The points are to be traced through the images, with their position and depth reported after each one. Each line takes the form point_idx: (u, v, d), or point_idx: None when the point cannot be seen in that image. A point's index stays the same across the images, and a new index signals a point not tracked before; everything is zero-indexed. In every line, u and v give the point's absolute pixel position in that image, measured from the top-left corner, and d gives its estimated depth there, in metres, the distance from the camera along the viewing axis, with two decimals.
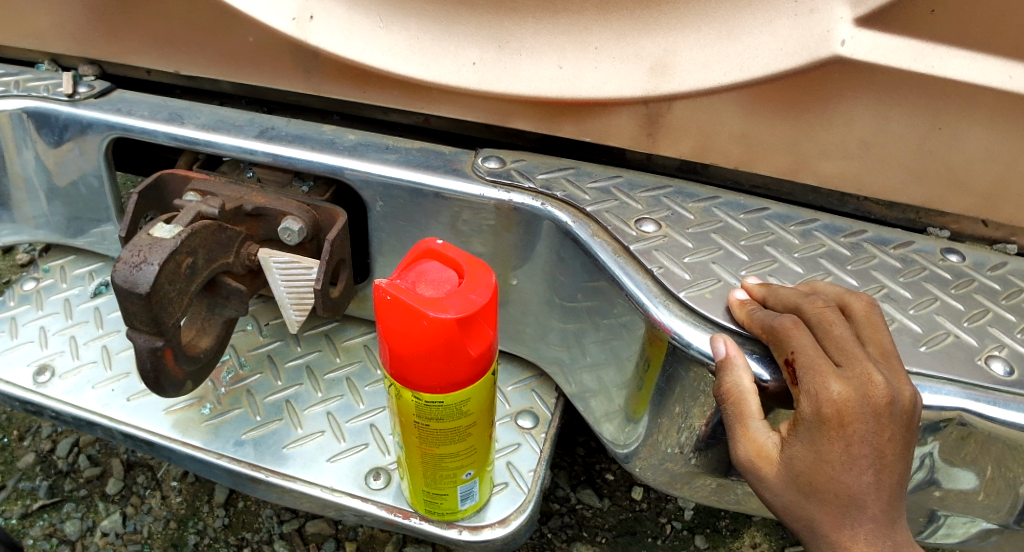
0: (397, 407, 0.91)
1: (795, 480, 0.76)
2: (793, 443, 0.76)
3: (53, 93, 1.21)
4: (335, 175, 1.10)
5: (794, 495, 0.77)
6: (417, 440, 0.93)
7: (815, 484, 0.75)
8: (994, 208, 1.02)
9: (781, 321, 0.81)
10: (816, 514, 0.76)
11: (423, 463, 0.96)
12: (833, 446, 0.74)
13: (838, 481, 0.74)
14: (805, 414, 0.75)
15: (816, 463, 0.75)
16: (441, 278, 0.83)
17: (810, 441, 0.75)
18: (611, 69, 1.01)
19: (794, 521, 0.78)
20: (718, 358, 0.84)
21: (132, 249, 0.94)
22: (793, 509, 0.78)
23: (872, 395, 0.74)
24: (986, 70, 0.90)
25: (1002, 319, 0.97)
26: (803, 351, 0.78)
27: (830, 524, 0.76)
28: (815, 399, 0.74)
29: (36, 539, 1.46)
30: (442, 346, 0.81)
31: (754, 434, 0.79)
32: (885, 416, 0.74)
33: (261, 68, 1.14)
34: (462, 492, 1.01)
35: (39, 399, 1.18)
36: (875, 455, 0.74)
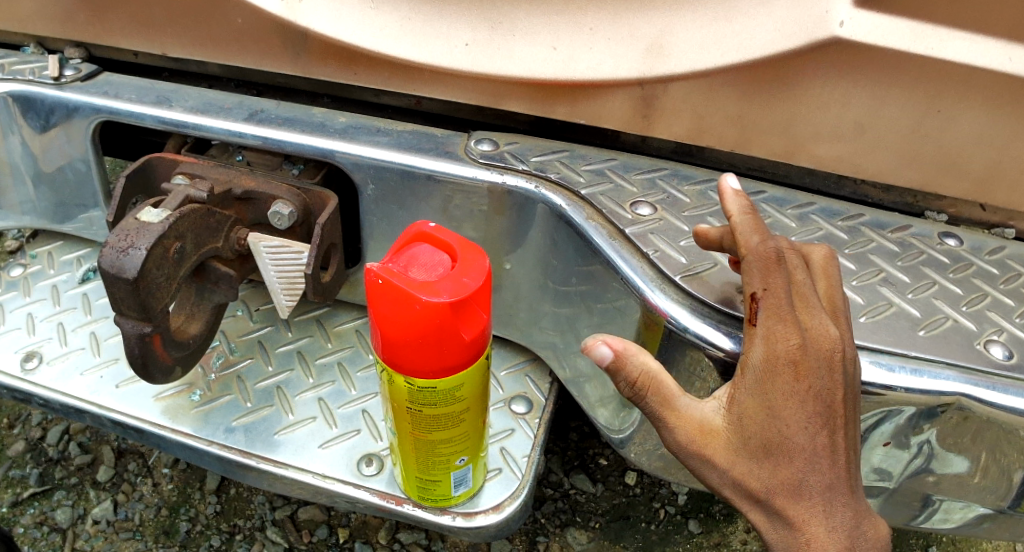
0: (388, 391, 0.90)
1: (744, 445, 0.76)
2: (739, 406, 0.76)
3: (38, 77, 1.19)
4: (326, 158, 1.09)
5: (744, 462, 0.76)
6: (411, 426, 0.92)
7: (767, 447, 0.75)
8: (988, 192, 1.01)
9: (765, 252, 0.78)
10: (769, 482, 0.76)
11: (416, 450, 0.96)
12: (787, 402, 0.74)
13: (792, 441, 0.74)
14: (753, 371, 0.75)
15: (767, 424, 0.74)
16: (431, 262, 0.81)
17: (762, 398, 0.75)
18: (606, 49, 0.99)
19: (744, 495, 0.77)
20: (601, 363, 0.78)
21: (119, 233, 0.93)
22: (744, 480, 0.77)
23: (824, 346, 0.75)
24: (985, 51, 0.88)
25: (1001, 303, 0.96)
26: (772, 292, 0.76)
27: (785, 492, 0.76)
28: (771, 348, 0.74)
29: (27, 528, 1.45)
30: (436, 331, 0.80)
31: (688, 410, 0.78)
32: (836, 369, 0.75)
33: (248, 49, 1.12)
34: (455, 479, 1.00)
35: (27, 386, 1.16)
36: (827, 412, 0.75)
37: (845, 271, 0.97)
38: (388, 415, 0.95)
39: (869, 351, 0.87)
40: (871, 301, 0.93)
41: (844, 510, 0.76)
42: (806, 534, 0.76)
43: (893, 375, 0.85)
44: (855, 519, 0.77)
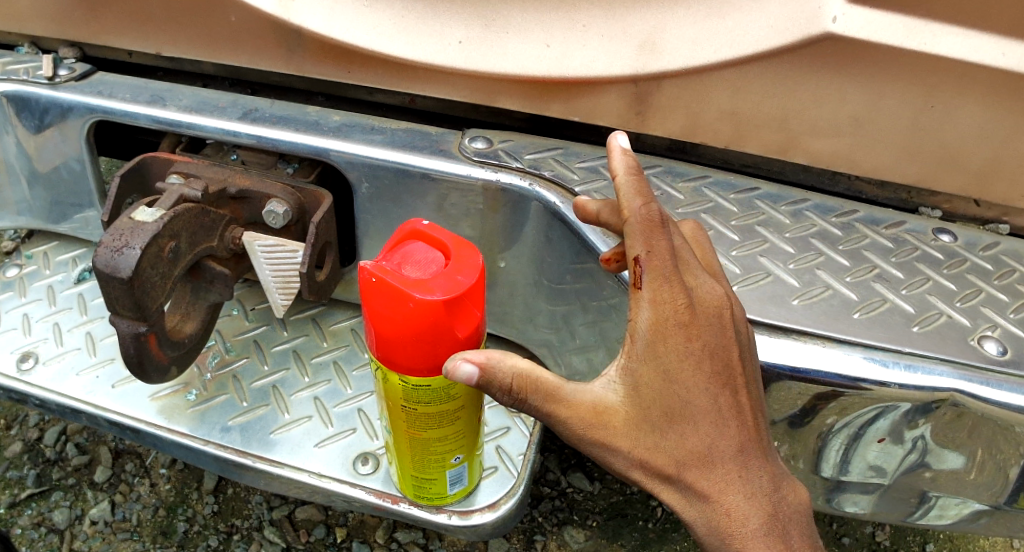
0: (382, 388, 0.90)
1: (647, 419, 0.74)
2: (634, 377, 0.75)
3: (33, 77, 1.19)
4: (321, 156, 1.09)
5: (650, 437, 0.74)
6: (406, 424, 0.92)
7: (671, 416, 0.74)
8: (985, 187, 1.01)
9: (646, 214, 0.76)
10: (679, 454, 0.75)
11: (411, 449, 0.96)
12: (682, 364, 0.74)
13: (693, 403, 0.74)
14: (640, 337, 0.75)
15: (666, 387, 0.74)
16: (425, 260, 0.81)
17: (658, 362, 0.74)
18: (599, 46, 0.99)
19: (654, 474, 0.75)
20: (471, 381, 0.75)
21: (114, 232, 0.93)
22: (654, 458, 0.75)
23: (711, 303, 0.78)
24: (979, 46, 0.88)
25: (995, 299, 0.96)
26: (655, 256, 0.75)
27: (696, 463, 0.75)
28: (659, 309, 0.75)
29: (25, 529, 1.45)
30: (430, 330, 0.79)
31: (575, 394, 0.75)
32: (726, 324, 0.78)
33: (242, 47, 1.12)
34: (451, 478, 1.00)
35: (23, 386, 1.16)
36: (724, 370, 0.77)
37: (839, 267, 0.97)
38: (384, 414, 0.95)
39: (862, 347, 0.87)
40: (864, 297, 0.93)
41: (760, 471, 0.77)
42: (726, 505, 0.75)
43: (887, 371, 0.85)
44: (773, 482, 0.77)
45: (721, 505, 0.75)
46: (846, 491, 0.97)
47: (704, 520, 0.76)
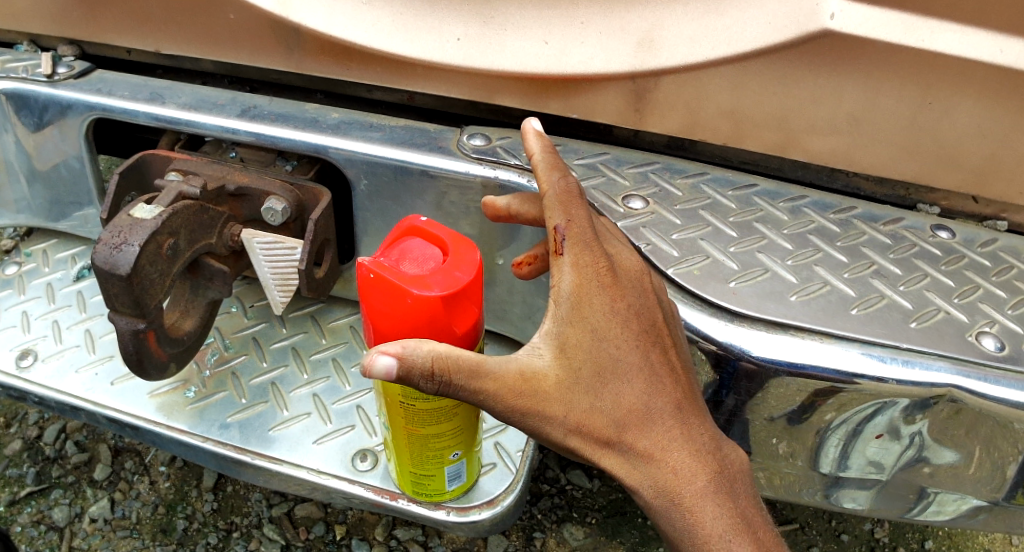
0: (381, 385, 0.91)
1: (582, 381, 0.78)
2: (562, 341, 0.79)
3: (32, 74, 1.18)
4: (319, 154, 1.09)
5: (586, 399, 0.78)
6: (404, 421, 0.93)
7: (605, 375, 0.79)
8: (984, 184, 1.01)
9: (564, 187, 0.86)
10: (616, 414, 0.79)
11: (409, 447, 0.96)
12: (609, 323, 0.80)
13: (623, 359, 0.80)
14: (565, 301, 0.81)
15: (595, 346, 0.79)
16: (423, 257, 0.82)
17: (585, 321, 0.80)
18: (598, 43, 1.00)
19: (593, 438, 0.79)
20: (393, 375, 0.71)
21: (112, 229, 0.93)
22: (592, 420, 0.78)
23: (632, 271, 0.86)
24: (977, 43, 0.88)
25: (993, 295, 0.96)
26: (574, 223, 0.84)
27: (635, 421, 0.79)
28: (581, 272, 0.82)
29: (24, 526, 1.45)
30: (429, 326, 0.79)
31: (500, 369, 0.75)
32: (648, 290, 0.86)
33: (241, 45, 1.12)
34: (449, 475, 1.00)
35: (22, 384, 1.16)
36: (650, 330, 0.83)
37: (837, 264, 0.97)
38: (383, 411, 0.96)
39: (860, 343, 0.87)
40: (862, 294, 0.94)
41: (701, 430, 0.82)
42: (669, 462, 0.79)
43: (885, 367, 0.85)
44: (712, 440, 0.82)
45: (664, 463, 0.79)
46: (844, 488, 0.97)
47: (649, 480, 0.80)
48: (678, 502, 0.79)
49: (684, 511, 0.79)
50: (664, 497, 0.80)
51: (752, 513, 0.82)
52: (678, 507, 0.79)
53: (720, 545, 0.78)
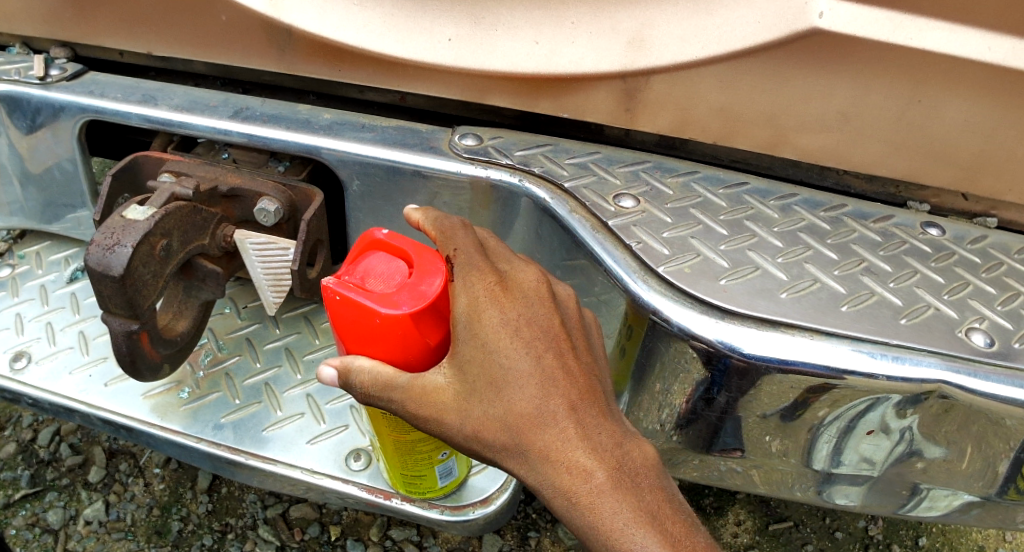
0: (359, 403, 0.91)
1: (472, 391, 0.80)
2: (454, 355, 0.81)
3: (24, 76, 1.18)
4: (312, 155, 1.09)
5: (478, 408, 0.80)
6: (389, 429, 0.94)
7: (493, 382, 0.79)
8: (974, 180, 1.01)
9: (450, 221, 0.87)
10: (507, 418, 0.79)
11: (398, 452, 0.97)
12: (497, 333, 0.79)
13: (513, 369, 0.78)
14: (459, 320, 0.80)
15: (487, 358, 0.79)
16: (387, 273, 0.85)
17: (473, 337, 0.80)
18: (588, 43, 1.00)
19: (491, 445, 0.80)
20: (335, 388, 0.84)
21: (105, 231, 0.93)
22: (485, 427, 0.79)
23: (529, 283, 0.84)
24: (966, 41, 0.89)
25: (983, 292, 0.97)
26: (461, 250, 0.84)
27: (530, 424, 0.78)
28: (468, 292, 0.81)
29: (19, 530, 1.45)
30: (400, 343, 0.82)
31: (407, 380, 0.82)
32: (545, 298, 0.84)
33: (232, 46, 1.12)
34: (443, 473, 1.01)
35: (16, 386, 1.16)
36: (545, 336, 0.81)
37: (828, 261, 0.98)
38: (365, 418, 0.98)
39: (850, 339, 0.87)
40: (852, 291, 0.94)
41: (601, 429, 0.79)
42: (566, 462, 0.77)
43: (874, 363, 0.86)
44: (615, 439, 0.79)
45: (560, 464, 0.77)
46: (836, 484, 0.98)
47: (549, 483, 0.78)
48: (575, 501, 0.77)
49: (583, 511, 0.77)
50: (564, 498, 0.77)
51: (660, 505, 0.78)
52: (576, 507, 0.77)
53: (623, 539, 0.75)
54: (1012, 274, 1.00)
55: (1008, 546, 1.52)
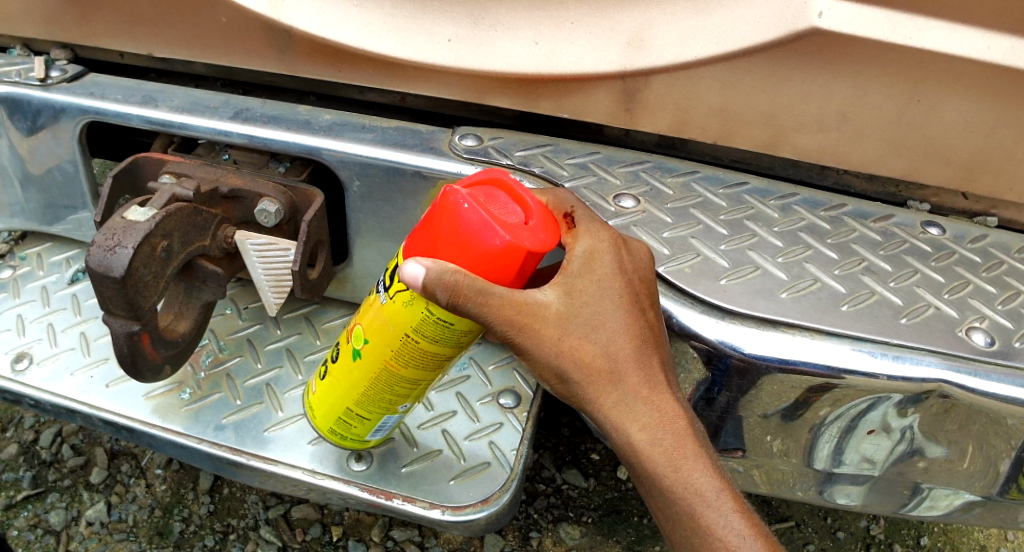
0: (432, 312, 0.87)
1: (581, 324, 0.84)
2: (568, 288, 0.85)
3: (25, 78, 1.19)
4: (312, 155, 1.09)
5: (585, 339, 0.84)
6: (398, 350, 0.94)
7: (602, 321, 0.84)
8: (973, 179, 1.01)
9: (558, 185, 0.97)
10: (609, 354, 0.84)
11: (364, 380, 1.00)
12: (615, 278, 0.86)
13: (624, 312, 0.85)
14: (577, 258, 0.87)
15: (600, 296, 0.85)
16: (508, 208, 0.82)
17: (592, 276, 0.86)
18: (587, 44, 1.00)
19: (585, 370, 0.84)
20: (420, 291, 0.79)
21: (106, 232, 0.93)
22: (585, 358, 0.84)
23: (640, 249, 0.91)
24: (964, 40, 0.89)
25: (983, 291, 0.97)
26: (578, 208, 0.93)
27: (627, 364, 0.85)
28: (591, 238, 0.88)
29: (21, 531, 1.45)
30: (499, 273, 0.80)
31: (503, 295, 0.79)
32: (649, 264, 0.91)
33: (233, 48, 1.12)
34: (380, 427, 1.05)
35: (17, 387, 1.16)
36: (649, 295, 0.88)
37: (828, 261, 0.98)
38: (360, 330, 0.98)
39: (850, 339, 0.88)
40: (852, 290, 0.94)
41: (672, 384, 0.88)
42: (653, 403, 0.85)
43: (874, 362, 0.86)
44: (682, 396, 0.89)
45: (648, 406, 0.85)
46: (836, 483, 0.98)
47: (634, 415, 0.85)
48: (658, 435, 0.85)
49: (672, 452, 0.85)
50: (649, 438, 0.85)
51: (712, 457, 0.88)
52: (660, 448, 0.85)
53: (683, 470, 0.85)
54: (1012, 273, 1.00)
55: (1009, 546, 1.51)
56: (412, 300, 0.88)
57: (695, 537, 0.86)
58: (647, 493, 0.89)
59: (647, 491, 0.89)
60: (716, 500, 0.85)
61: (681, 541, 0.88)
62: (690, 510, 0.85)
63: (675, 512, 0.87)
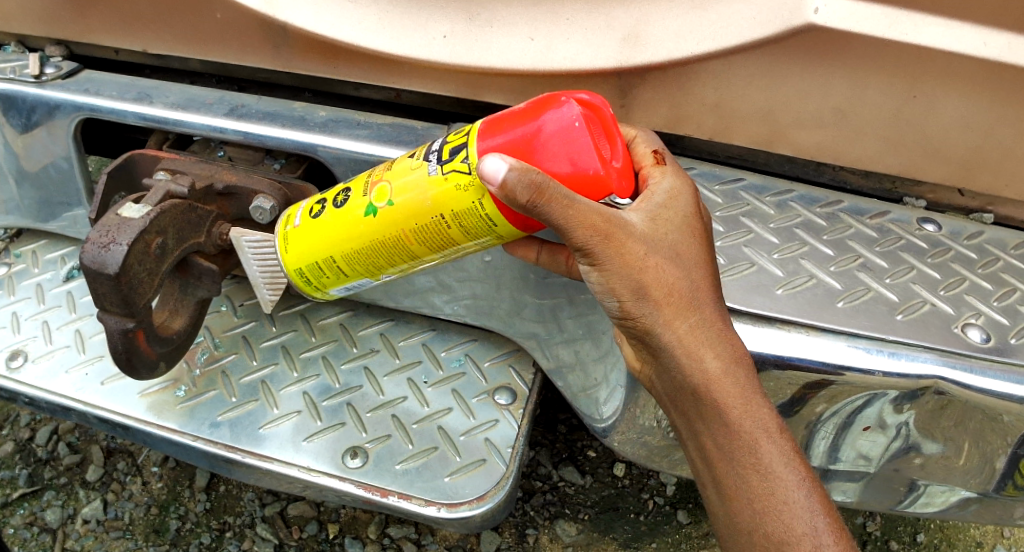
0: (484, 205, 0.85)
1: (662, 250, 0.82)
2: (653, 215, 0.84)
3: (20, 75, 1.18)
4: (307, 152, 1.09)
5: (666, 264, 0.82)
6: (422, 224, 0.90)
7: (683, 252, 0.84)
8: (969, 176, 1.01)
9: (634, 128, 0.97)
10: (688, 282, 0.83)
11: (367, 243, 0.95)
12: (693, 217, 0.86)
13: (699, 251, 0.85)
14: (659, 195, 0.86)
15: (680, 230, 0.85)
16: (607, 143, 0.82)
17: (673, 211, 0.85)
18: (583, 40, 0.99)
19: (662, 292, 0.81)
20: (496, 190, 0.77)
21: (101, 229, 0.93)
22: (665, 281, 0.81)
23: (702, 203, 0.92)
24: (961, 36, 0.89)
25: (979, 288, 0.97)
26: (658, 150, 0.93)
27: (703, 293, 0.83)
28: (673, 179, 0.88)
29: (17, 529, 1.45)
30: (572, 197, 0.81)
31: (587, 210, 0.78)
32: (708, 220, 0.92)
33: (228, 45, 1.12)
34: (350, 285, 1.03)
35: (13, 384, 1.16)
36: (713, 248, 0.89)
37: (824, 257, 0.98)
38: (388, 195, 0.91)
39: (846, 335, 0.87)
40: (849, 287, 0.94)
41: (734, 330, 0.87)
42: (725, 337, 0.83)
43: (870, 358, 0.86)
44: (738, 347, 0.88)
45: (719, 336, 0.83)
46: (832, 480, 0.98)
47: (707, 342, 0.82)
48: (732, 368, 0.82)
49: (742, 386, 0.83)
50: (720, 368, 0.82)
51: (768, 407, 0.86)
52: (732, 381, 0.82)
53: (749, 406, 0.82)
54: (1008, 270, 1.01)
55: (1006, 543, 1.51)
56: (473, 185, 0.84)
57: (753, 478, 0.83)
58: (704, 430, 0.85)
59: (702, 428, 0.85)
60: (776, 441, 0.83)
61: (732, 486, 0.84)
62: (751, 449, 0.82)
63: (731, 449, 0.83)
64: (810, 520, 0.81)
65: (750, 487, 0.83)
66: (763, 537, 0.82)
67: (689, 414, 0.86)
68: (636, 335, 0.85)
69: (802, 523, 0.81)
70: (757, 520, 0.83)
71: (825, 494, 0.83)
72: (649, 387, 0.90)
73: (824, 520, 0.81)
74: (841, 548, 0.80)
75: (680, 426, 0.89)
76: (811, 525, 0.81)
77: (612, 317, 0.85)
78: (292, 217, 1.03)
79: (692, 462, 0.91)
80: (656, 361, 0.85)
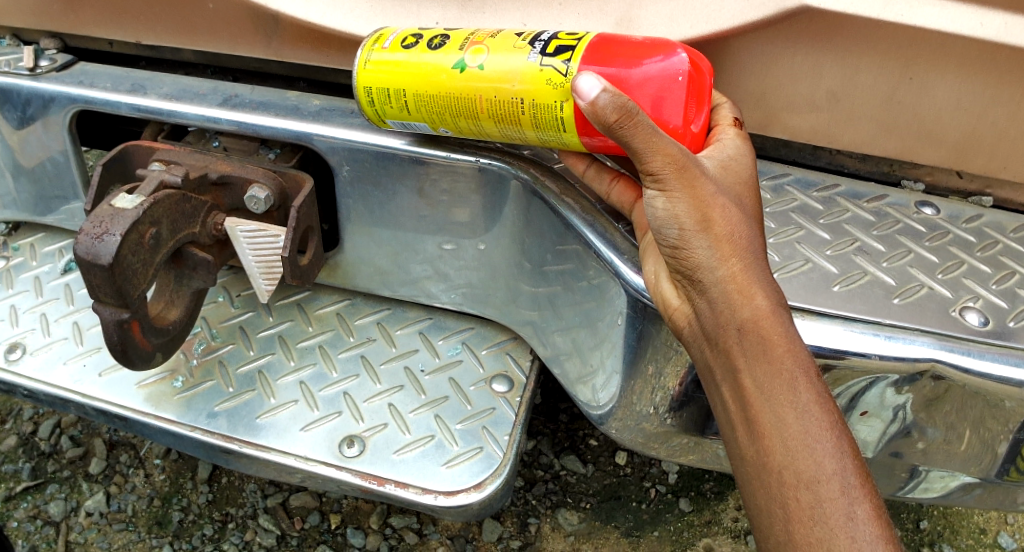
0: (565, 108, 0.86)
1: (725, 193, 0.81)
2: (723, 163, 0.85)
3: (14, 68, 1.18)
4: (303, 141, 1.08)
5: (730, 205, 0.80)
6: (500, 102, 0.90)
7: (744, 203, 0.83)
8: (965, 159, 1.00)
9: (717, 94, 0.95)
10: (747, 230, 0.80)
11: (440, 96, 0.93)
12: (751, 176, 0.86)
13: (756, 206, 0.85)
14: (728, 145, 0.87)
15: (741, 184, 0.85)
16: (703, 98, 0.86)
17: (738, 164, 0.86)
18: (576, 25, 0.98)
19: (723, 228, 0.79)
20: (584, 105, 0.79)
21: (94, 220, 0.93)
22: (729, 221, 0.79)
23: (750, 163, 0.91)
24: (956, 17, 0.88)
25: (977, 271, 0.96)
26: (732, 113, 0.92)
27: (756, 240, 0.81)
28: (739, 136, 0.89)
29: (21, 522, 1.46)
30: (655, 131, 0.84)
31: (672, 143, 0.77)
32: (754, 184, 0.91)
33: (220, 35, 1.12)
34: (408, 123, 0.99)
35: (11, 377, 1.17)
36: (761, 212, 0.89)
37: (820, 241, 0.98)
38: (481, 60, 0.89)
39: (842, 319, 0.87)
40: (845, 270, 0.94)
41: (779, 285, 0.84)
42: (774, 284, 0.80)
43: (866, 342, 0.85)
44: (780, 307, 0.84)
45: (768, 277, 0.80)
46: None
47: (758, 282, 0.78)
48: (780, 313, 0.77)
49: (788, 331, 0.77)
50: (770, 307, 0.77)
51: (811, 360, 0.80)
52: (780, 322, 0.77)
53: (791, 349, 0.76)
54: (1007, 253, 1.00)
55: (1009, 530, 1.51)
56: (565, 84, 0.85)
57: (789, 416, 0.75)
58: (744, 367, 0.77)
59: (742, 363, 0.77)
60: (815, 382, 0.76)
61: (767, 423, 0.76)
62: (792, 388, 0.75)
63: (770, 388, 0.76)
64: (839, 459, 0.73)
65: (785, 428, 0.74)
66: (793, 475, 0.74)
67: (728, 351, 0.78)
68: (684, 267, 0.80)
69: (832, 464, 0.73)
70: (789, 457, 0.74)
71: (853, 437, 0.76)
72: (684, 326, 0.83)
73: (853, 461, 0.73)
74: (867, 492, 0.72)
75: (714, 367, 0.81)
76: (840, 464, 0.73)
77: (663, 246, 0.81)
78: (383, 39, 0.96)
79: (720, 403, 0.82)
80: (702, 297, 0.80)
